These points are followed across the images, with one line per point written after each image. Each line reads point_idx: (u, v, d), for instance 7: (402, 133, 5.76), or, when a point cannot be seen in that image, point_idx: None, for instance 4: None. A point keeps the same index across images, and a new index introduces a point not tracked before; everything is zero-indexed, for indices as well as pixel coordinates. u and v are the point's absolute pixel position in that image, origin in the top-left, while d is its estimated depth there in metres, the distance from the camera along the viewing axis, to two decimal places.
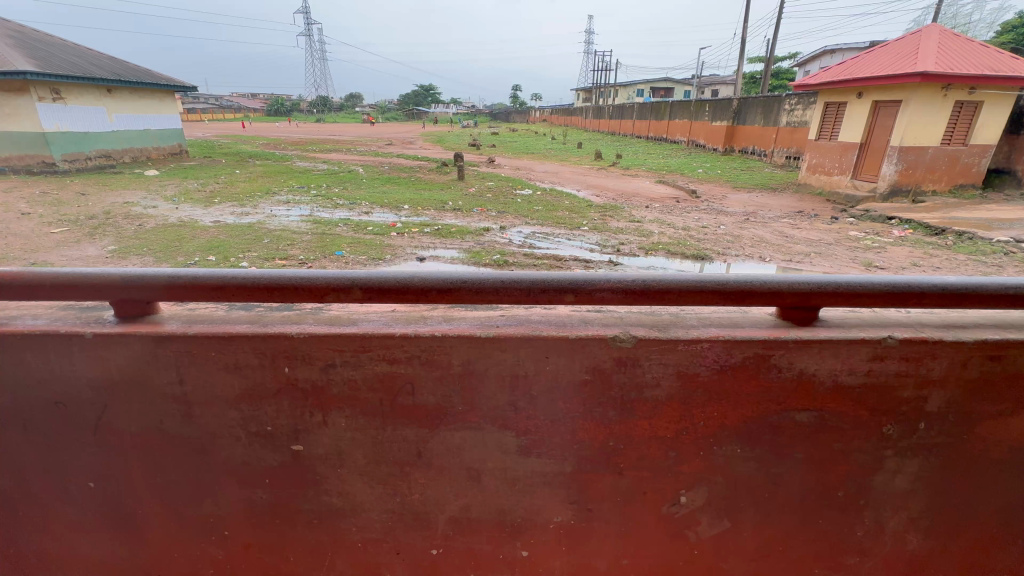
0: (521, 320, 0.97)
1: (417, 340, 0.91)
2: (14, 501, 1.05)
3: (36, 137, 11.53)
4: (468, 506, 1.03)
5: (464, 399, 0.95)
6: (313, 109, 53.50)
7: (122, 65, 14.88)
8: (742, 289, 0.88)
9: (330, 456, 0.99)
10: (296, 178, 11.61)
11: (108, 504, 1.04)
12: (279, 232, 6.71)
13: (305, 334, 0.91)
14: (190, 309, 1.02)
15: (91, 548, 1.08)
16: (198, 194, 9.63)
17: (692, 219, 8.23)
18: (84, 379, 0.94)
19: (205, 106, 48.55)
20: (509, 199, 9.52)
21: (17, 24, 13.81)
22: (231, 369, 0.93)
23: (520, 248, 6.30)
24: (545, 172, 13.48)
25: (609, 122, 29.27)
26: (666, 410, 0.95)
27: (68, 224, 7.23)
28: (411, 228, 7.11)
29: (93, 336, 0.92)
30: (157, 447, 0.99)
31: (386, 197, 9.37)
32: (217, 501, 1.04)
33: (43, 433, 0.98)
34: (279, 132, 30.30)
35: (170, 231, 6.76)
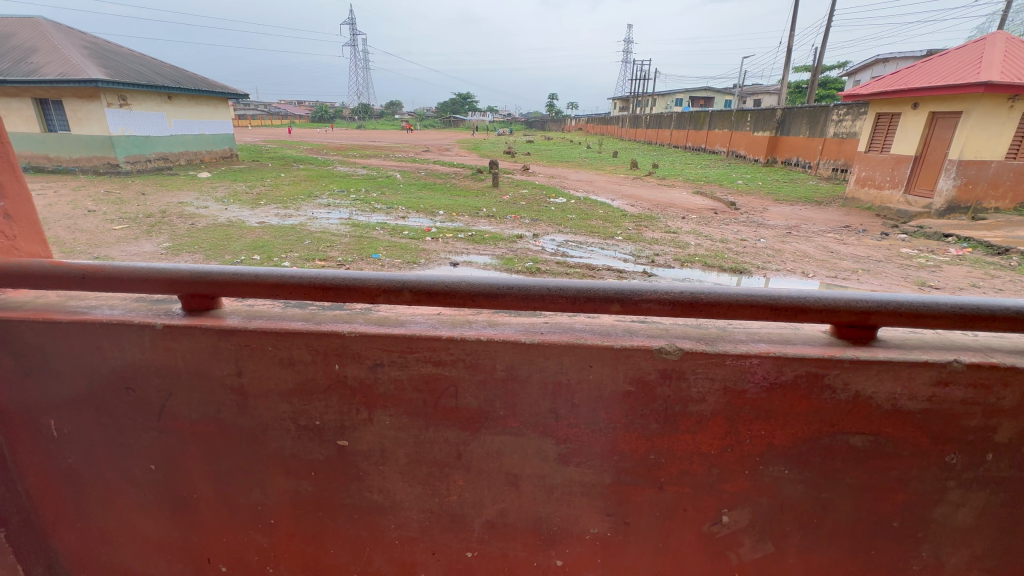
0: (565, 327, 0.97)
1: (462, 343, 0.93)
2: (82, 479, 1.12)
3: (103, 139, 12.41)
4: (505, 511, 1.04)
5: (505, 404, 0.96)
6: (354, 115, 55.35)
7: (181, 73, 15.85)
8: (795, 305, 0.85)
9: (373, 453, 1.02)
10: (337, 182, 12.01)
11: (165, 486, 1.11)
12: (319, 234, 6.98)
13: (355, 332, 0.94)
14: (250, 305, 1.08)
15: (147, 528, 1.15)
16: (246, 195, 10.13)
17: (730, 232, 8.03)
18: (151, 366, 1.00)
19: (255, 112, 50.91)
20: (543, 207, 9.54)
21: (90, 35, 14.93)
22: (284, 364, 0.97)
23: (553, 256, 6.31)
24: (579, 181, 13.43)
25: (646, 131, 28.89)
26: (709, 426, 0.93)
27: (127, 221, 7.72)
28: (445, 234, 7.24)
29: (162, 327, 0.98)
30: (214, 436, 1.04)
31: (422, 203, 9.57)
32: (264, 491, 1.08)
33: (110, 416, 1.05)
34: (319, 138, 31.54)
35: (220, 231, 7.11)
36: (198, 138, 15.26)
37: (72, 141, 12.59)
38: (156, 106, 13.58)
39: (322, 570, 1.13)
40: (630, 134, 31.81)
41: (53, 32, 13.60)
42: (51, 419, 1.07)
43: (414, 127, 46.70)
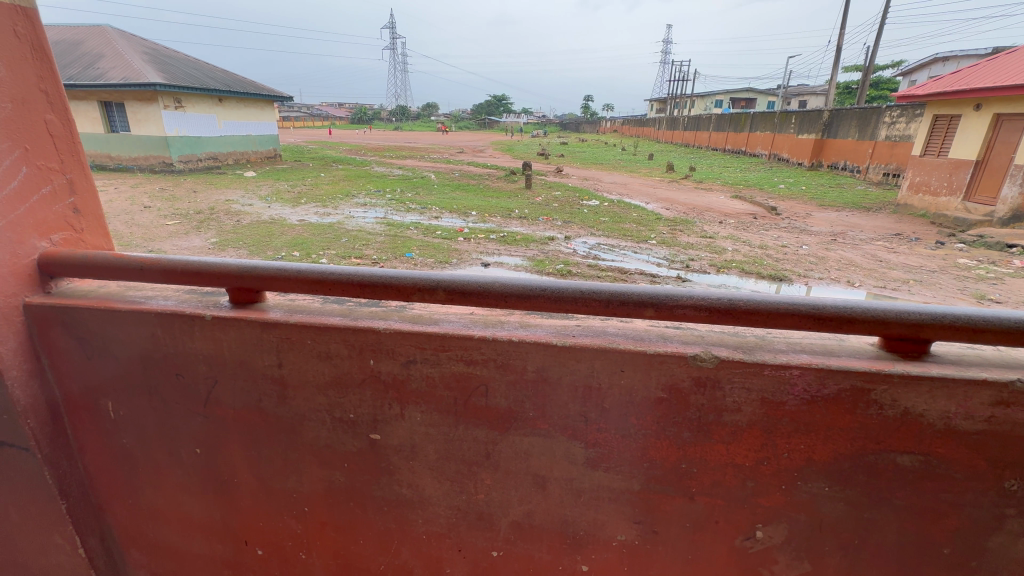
0: (597, 331, 0.96)
1: (494, 343, 0.93)
2: (134, 458, 1.19)
3: (160, 140, 13.17)
4: (532, 512, 1.04)
5: (535, 406, 0.96)
6: (392, 117, 56.65)
7: (231, 77, 16.64)
8: (841, 315, 0.82)
9: (403, 448, 1.04)
10: (374, 182, 12.31)
11: (209, 470, 1.16)
12: (355, 232, 7.17)
13: (390, 329, 0.96)
14: (291, 299, 1.12)
15: (191, 507, 1.22)
16: (288, 194, 10.51)
17: (770, 237, 7.76)
18: (199, 355, 1.05)
19: (298, 113, 52.80)
20: (575, 209, 9.49)
21: (151, 42, 15.87)
22: (322, 358, 1.00)
23: (584, 259, 6.27)
24: (613, 183, 13.28)
25: (684, 133, 28.24)
26: (745, 437, 0.91)
27: (179, 217, 8.16)
28: (477, 234, 7.30)
29: (211, 318, 1.03)
30: (256, 424, 1.09)
31: (455, 203, 9.69)
32: (299, 479, 1.12)
33: (161, 399, 1.11)
34: (357, 139, 32.41)
35: (263, 228, 7.42)
36: (246, 139, 15.97)
37: (132, 141, 13.41)
38: (208, 108, 14.30)
39: (352, 560, 1.17)
40: (667, 136, 31.19)
41: (118, 39, 14.55)
42: (109, 401, 1.14)
43: (449, 129, 47.34)
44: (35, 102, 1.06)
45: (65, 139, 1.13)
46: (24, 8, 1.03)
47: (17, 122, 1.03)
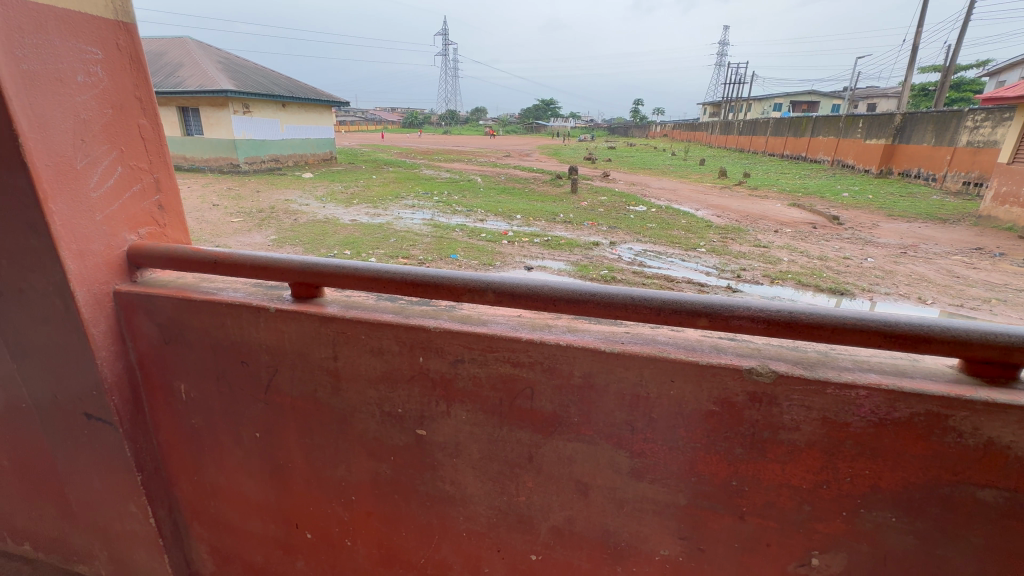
0: (646, 339, 0.94)
1: (541, 346, 0.93)
2: (201, 438, 1.28)
3: (229, 143, 14.12)
4: (572, 518, 1.03)
5: (580, 411, 0.95)
6: (441, 121, 58.02)
7: (295, 84, 17.62)
8: (915, 333, 0.76)
9: (448, 445, 1.06)
10: (422, 184, 12.64)
11: (266, 454, 1.23)
12: (403, 233, 7.38)
13: (440, 328, 0.99)
14: (347, 295, 1.17)
15: (248, 488, 1.29)
16: (342, 195, 10.98)
17: (831, 248, 7.33)
18: (263, 344, 1.12)
19: (353, 118, 55.05)
20: (621, 215, 9.33)
21: (224, 51, 17.04)
22: (374, 353, 1.04)
23: (629, 265, 6.15)
24: (661, 189, 12.96)
25: (738, 138, 27.14)
26: (803, 457, 0.86)
27: (243, 215, 8.70)
28: (522, 238, 7.33)
29: (275, 310, 1.09)
30: (311, 413, 1.15)
31: (500, 207, 9.77)
32: (349, 468, 1.17)
33: (227, 384, 1.19)
34: (407, 142, 33.36)
35: (318, 227, 7.78)
36: (305, 142, 16.82)
37: (205, 144, 14.45)
38: (272, 113, 15.18)
39: (394, 549, 1.21)
40: (720, 141, 30.10)
41: (196, 50, 15.77)
42: (181, 383, 1.23)
43: (496, 133, 47.81)
44: (131, 108, 1.16)
45: (153, 141, 1.24)
46: (124, 23, 1.14)
47: (115, 126, 1.13)
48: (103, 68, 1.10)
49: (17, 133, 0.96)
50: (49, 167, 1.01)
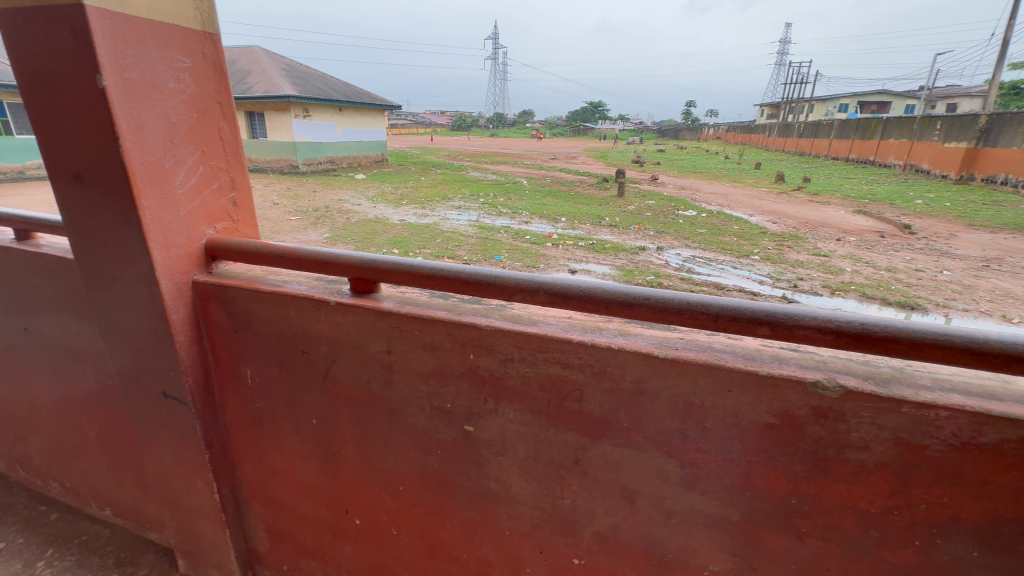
0: (702, 346, 0.91)
1: (592, 348, 0.92)
2: (262, 421, 1.36)
3: (290, 145, 14.93)
4: (617, 526, 1.01)
5: (629, 416, 0.93)
6: (489, 125, 58.70)
7: (351, 89, 18.40)
8: (1006, 353, 0.70)
9: (494, 442, 1.08)
10: (469, 186, 12.83)
11: (321, 441, 1.29)
12: (449, 233, 7.53)
13: (491, 327, 1.00)
14: (402, 291, 1.20)
15: (303, 472, 1.36)
16: (392, 196, 11.34)
17: (900, 259, 6.82)
18: (322, 336, 1.18)
19: (404, 122, 56.70)
20: (670, 219, 9.08)
21: (288, 59, 18.05)
22: (427, 349, 1.07)
23: (677, 272, 5.98)
24: (713, 193, 12.50)
25: (798, 141, 25.73)
26: (871, 479, 0.81)
27: (300, 214, 9.17)
28: (566, 241, 7.29)
29: (335, 303, 1.14)
30: (364, 403, 1.19)
31: (545, 209, 9.77)
32: (397, 459, 1.21)
33: (289, 372, 1.26)
34: (455, 144, 34.03)
35: (368, 226, 8.07)
36: (359, 145, 17.50)
37: (268, 146, 15.35)
38: (330, 117, 15.91)
39: (438, 542, 1.23)
40: (778, 144, 28.69)
41: (264, 58, 16.81)
42: (248, 369, 1.32)
43: (543, 136, 47.80)
44: (212, 111, 1.26)
45: (230, 142, 1.33)
46: (209, 33, 1.23)
47: (199, 128, 1.23)
48: (191, 76, 1.19)
49: (118, 136, 1.06)
50: (142, 165, 1.11)
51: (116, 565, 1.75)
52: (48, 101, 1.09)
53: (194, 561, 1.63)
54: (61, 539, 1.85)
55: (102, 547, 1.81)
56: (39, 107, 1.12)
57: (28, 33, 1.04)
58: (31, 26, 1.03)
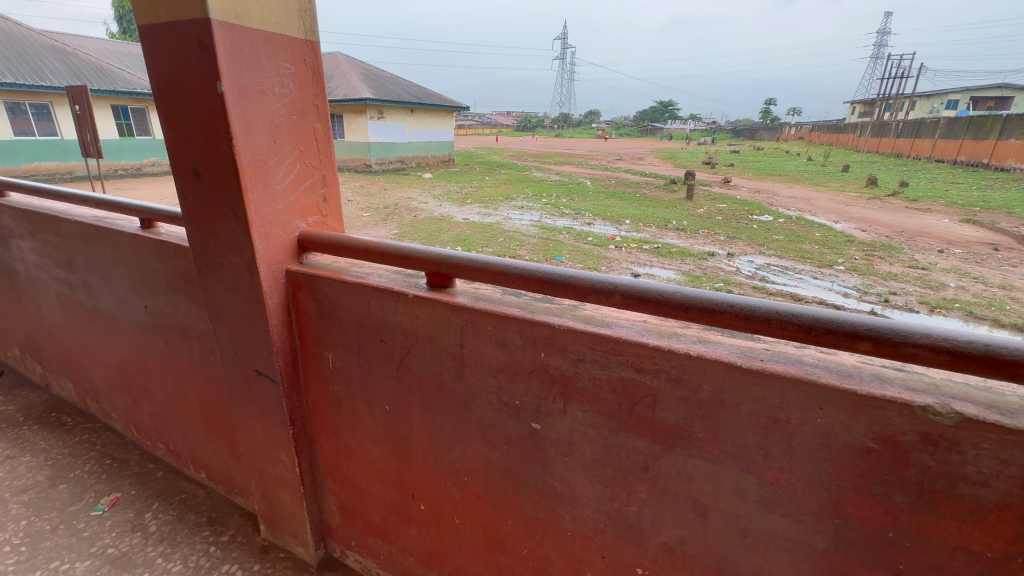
0: (790, 358, 0.86)
1: (669, 354, 0.90)
2: (340, 404, 1.45)
3: (364, 146, 15.76)
4: (687, 539, 0.98)
5: (706, 427, 0.90)
6: (554, 125, 58.52)
7: (423, 91, 19.11)
8: None
9: (561, 442, 1.08)
10: (532, 187, 12.88)
11: (393, 426, 1.36)
12: (511, 233, 7.60)
13: (564, 326, 1.00)
14: (475, 287, 1.23)
15: (375, 454, 1.43)
16: (457, 195, 11.63)
17: (1018, 275, 6.00)
18: (399, 327, 1.23)
19: (471, 122, 57.87)
20: (743, 224, 8.60)
21: (366, 63, 19.05)
22: (498, 345, 1.09)
23: (749, 280, 5.64)
24: (792, 197, 11.67)
25: (895, 141, 23.37)
26: (989, 520, 0.72)
27: (371, 211, 9.64)
28: (629, 244, 7.12)
29: (412, 296, 1.19)
30: (435, 394, 1.24)
31: (609, 211, 9.59)
32: (464, 451, 1.24)
33: (367, 358, 1.33)
34: (518, 144, 34.25)
35: (434, 224, 8.33)
36: (428, 145, 18.11)
37: (345, 146, 16.29)
38: (402, 118, 16.61)
39: (500, 536, 1.25)
40: (871, 144, 26.22)
41: (345, 63, 17.89)
42: (330, 353, 1.41)
43: (608, 136, 46.83)
44: (310, 114, 1.36)
45: (323, 141, 1.42)
46: (311, 42, 1.33)
47: (297, 129, 1.33)
48: (293, 81, 1.30)
49: (231, 136, 1.17)
50: (249, 163, 1.22)
51: (208, 523, 1.94)
52: (175, 105, 1.23)
53: (275, 527, 1.77)
54: (164, 495, 2.08)
55: (197, 506, 2.02)
56: (167, 110, 1.26)
57: (162, 46, 1.18)
58: (166, 39, 1.17)
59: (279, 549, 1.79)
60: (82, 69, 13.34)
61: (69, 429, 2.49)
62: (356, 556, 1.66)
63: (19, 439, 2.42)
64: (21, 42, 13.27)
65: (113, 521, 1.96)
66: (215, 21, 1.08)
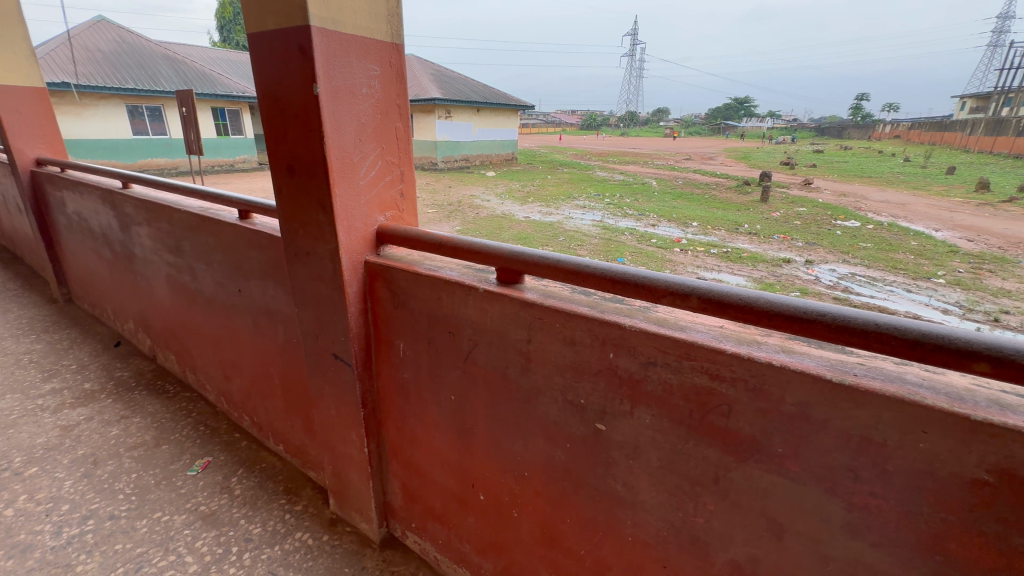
0: (889, 375, 0.79)
1: (749, 362, 0.85)
2: (409, 391, 1.52)
3: (431, 144, 16.27)
4: (757, 559, 0.93)
5: (787, 443, 0.85)
6: (619, 123, 57.17)
7: (490, 91, 19.42)
8: None
9: (626, 445, 1.06)
10: (595, 186, 12.68)
11: (457, 417, 1.40)
12: (572, 233, 7.53)
13: (635, 327, 0.98)
14: (544, 284, 1.24)
15: (438, 442, 1.49)
16: (519, 193, 11.70)
17: None
18: (469, 319, 1.27)
19: (535, 121, 57.91)
20: (824, 230, 7.96)
21: (437, 64, 19.63)
22: (566, 342, 1.09)
23: (830, 290, 5.21)
24: (884, 202, 10.63)
25: (1014, 140, 20.58)
26: None
27: (436, 207, 9.93)
28: (696, 247, 6.82)
29: (483, 291, 1.22)
30: (500, 388, 1.26)
31: (675, 213, 9.23)
32: (526, 446, 1.26)
33: (436, 349, 1.38)
34: (582, 144, 33.87)
35: (495, 221, 8.44)
36: (492, 143, 18.36)
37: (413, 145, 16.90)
38: (468, 117, 16.96)
39: (557, 534, 1.26)
40: (984, 144, 23.26)
41: (417, 65, 18.56)
42: (401, 342, 1.48)
43: (677, 134, 45.07)
44: (392, 113, 1.43)
45: (403, 139, 1.49)
46: (396, 44, 1.39)
47: (381, 128, 1.40)
48: (379, 82, 1.37)
49: (323, 134, 1.25)
50: (338, 160, 1.30)
51: (284, 492, 2.10)
52: (275, 105, 1.34)
53: (343, 503, 1.88)
54: (248, 463, 2.28)
55: (275, 476, 2.19)
56: (268, 110, 1.37)
57: (268, 50, 1.29)
58: (270, 45, 1.28)
59: (346, 523, 1.91)
60: (189, 75, 14.83)
61: (171, 396, 2.80)
62: (416, 537, 1.73)
63: (131, 401, 2.76)
64: (141, 52, 14.98)
65: (205, 482, 2.17)
66: (314, 27, 1.16)
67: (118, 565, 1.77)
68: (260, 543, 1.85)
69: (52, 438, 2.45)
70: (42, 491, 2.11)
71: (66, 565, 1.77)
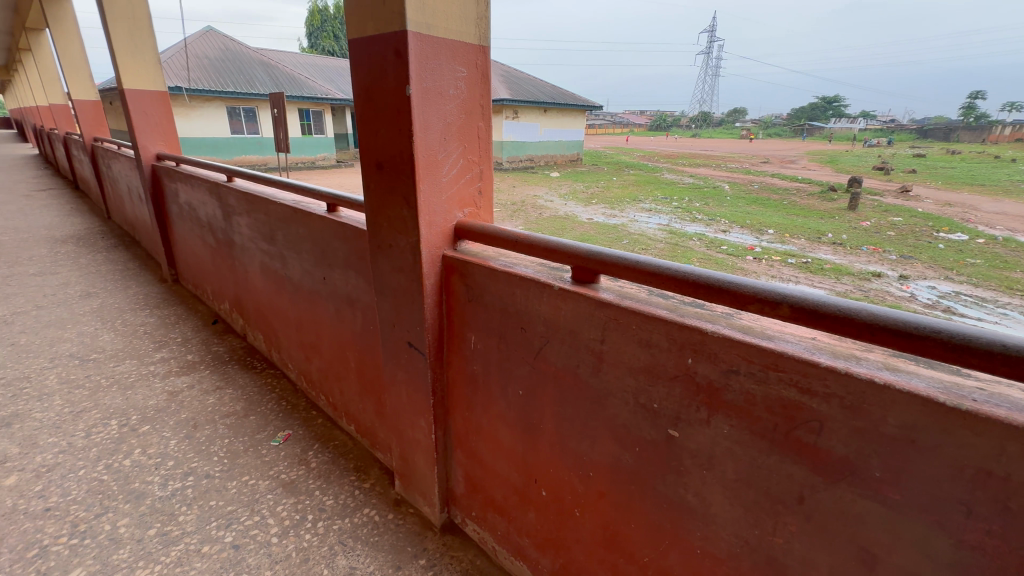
0: (1016, 404, 0.70)
1: (847, 377, 0.80)
2: (477, 383, 1.56)
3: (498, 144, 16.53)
4: None
5: (887, 468, 0.78)
6: (691, 124, 54.97)
7: (558, 91, 19.41)
8: None
9: (701, 454, 1.03)
10: (663, 189, 12.30)
11: (523, 411, 1.42)
12: (636, 236, 7.35)
13: (718, 333, 0.94)
14: (619, 285, 1.22)
15: (503, 434, 1.52)
16: (582, 194, 11.59)
17: None
18: (542, 316, 1.28)
19: (603, 122, 56.99)
20: (923, 242, 7.19)
21: (507, 65, 19.89)
22: (642, 345, 1.08)
23: (928, 308, 4.71)
24: None
25: None
26: None
27: (501, 207, 10.08)
28: (771, 256, 6.42)
29: (557, 289, 1.23)
30: (569, 386, 1.27)
31: (749, 219, 8.73)
32: (592, 446, 1.25)
33: (506, 344, 1.42)
34: (651, 145, 32.93)
35: (558, 222, 8.43)
36: (558, 144, 18.31)
37: None
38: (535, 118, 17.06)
39: (620, 538, 1.25)
40: None
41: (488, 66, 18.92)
42: (472, 335, 1.52)
43: (755, 136, 42.56)
44: (475, 112, 1.48)
45: (483, 138, 1.53)
46: (483, 46, 1.43)
47: (464, 128, 1.46)
48: (465, 83, 1.42)
49: (412, 133, 1.32)
50: (424, 158, 1.37)
51: (354, 470, 2.24)
52: (369, 106, 1.43)
53: (408, 485, 1.98)
54: (323, 439, 2.45)
55: (346, 453, 2.34)
56: (363, 110, 1.47)
57: (366, 54, 1.38)
58: (369, 49, 1.37)
59: (409, 505, 2.01)
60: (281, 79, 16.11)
61: (258, 372, 3.07)
62: (475, 526, 1.78)
63: (226, 374, 3.05)
64: (241, 58, 16.46)
65: (286, 453, 2.36)
66: (410, 32, 1.23)
67: (213, 519, 1.98)
68: (333, 514, 1.98)
69: (161, 401, 2.77)
70: (153, 447, 2.40)
71: (171, 514, 2.00)
